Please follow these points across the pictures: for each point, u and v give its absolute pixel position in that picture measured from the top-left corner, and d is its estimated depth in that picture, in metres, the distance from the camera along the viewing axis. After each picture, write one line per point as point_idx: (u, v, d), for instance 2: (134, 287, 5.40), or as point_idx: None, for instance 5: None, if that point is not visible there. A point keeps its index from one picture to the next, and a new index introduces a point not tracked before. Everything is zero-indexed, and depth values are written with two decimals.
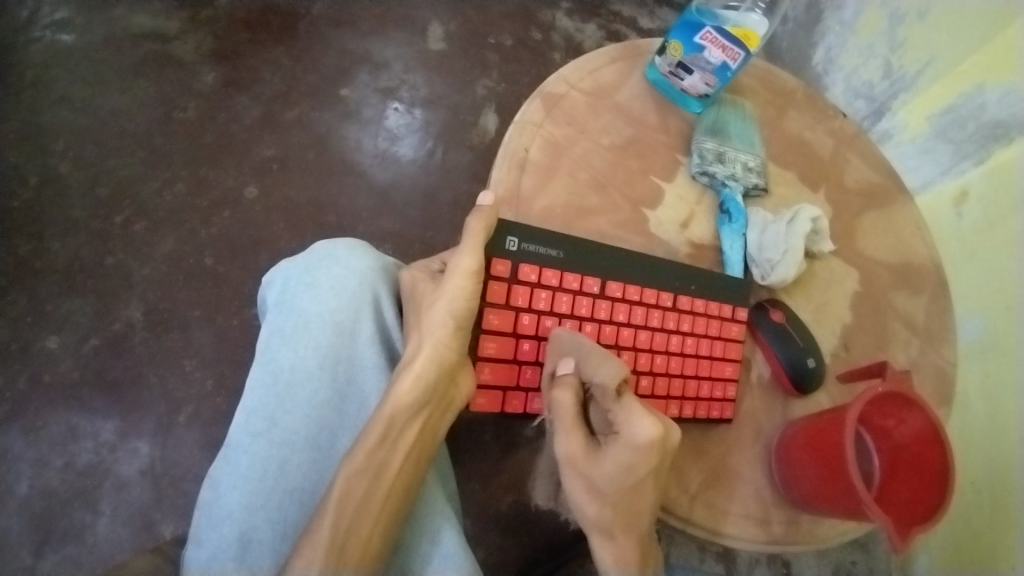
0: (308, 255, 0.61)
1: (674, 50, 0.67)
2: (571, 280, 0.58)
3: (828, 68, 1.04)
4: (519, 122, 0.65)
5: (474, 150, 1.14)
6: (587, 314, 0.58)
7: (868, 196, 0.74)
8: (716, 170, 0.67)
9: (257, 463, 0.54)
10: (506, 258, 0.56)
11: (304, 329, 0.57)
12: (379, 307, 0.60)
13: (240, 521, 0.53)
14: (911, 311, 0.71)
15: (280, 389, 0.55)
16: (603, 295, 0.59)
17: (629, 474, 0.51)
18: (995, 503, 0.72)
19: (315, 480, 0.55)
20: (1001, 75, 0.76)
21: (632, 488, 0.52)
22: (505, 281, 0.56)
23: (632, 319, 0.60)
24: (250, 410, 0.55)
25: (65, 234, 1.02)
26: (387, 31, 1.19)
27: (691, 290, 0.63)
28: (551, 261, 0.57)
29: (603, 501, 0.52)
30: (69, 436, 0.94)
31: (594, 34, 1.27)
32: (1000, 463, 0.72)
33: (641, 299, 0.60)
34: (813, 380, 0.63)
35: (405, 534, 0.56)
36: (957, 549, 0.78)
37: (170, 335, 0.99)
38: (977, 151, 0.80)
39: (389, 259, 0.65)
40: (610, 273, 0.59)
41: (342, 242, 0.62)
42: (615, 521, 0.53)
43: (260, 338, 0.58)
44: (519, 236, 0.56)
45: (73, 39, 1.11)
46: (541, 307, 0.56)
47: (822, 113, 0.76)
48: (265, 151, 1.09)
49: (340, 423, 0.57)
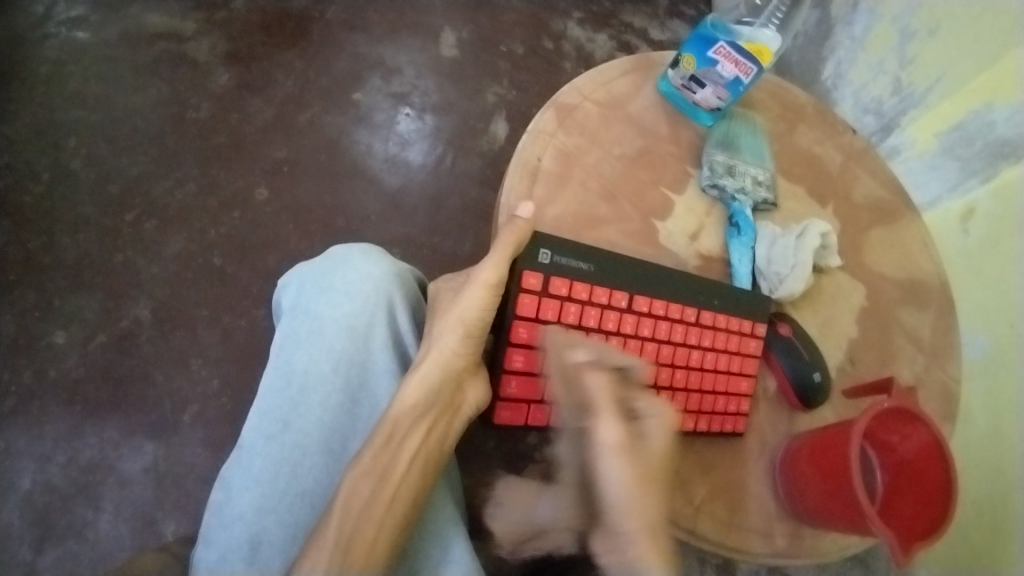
0: (324, 260, 0.61)
1: (687, 63, 0.67)
2: (601, 294, 0.58)
3: (836, 83, 1.05)
4: (531, 131, 0.66)
5: (483, 157, 1.15)
6: (613, 329, 0.59)
7: (877, 212, 0.74)
8: (727, 183, 0.67)
9: (270, 466, 0.54)
10: (538, 271, 0.56)
11: (318, 333, 0.58)
12: (393, 313, 0.60)
13: (252, 522, 0.53)
14: (917, 328, 0.71)
15: (293, 392, 0.56)
16: (631, 310, 0.59)
17: (679, 462, 0.45)
18: (995, 520, 0.72)
19: (326, 483, 0.55)
20: (1010, 94, 0.77)
21: (682, 491, 0.45)
22: (536, 295, 0.56)
23: (656, 335, 0.60)
24: (263, 412, 0.55)
25: (75, 230, 1.02)
26: (400, 37, 1.20)
27: (714, 306, 0.63)
28: (581, 275, 0.58)
29: (656, 500, 0.44)
30: (74, 432, 0.94)
31: (605, 45, 1.27)
32: (1002, 481, 0.72)
33: (666, 313, 0.61)
34: (819, 393, 0.63)
35: (413, 540, 0.56)
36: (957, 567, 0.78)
37: (177, 334, 1.00)
38: (985, 169, 0.81)
39: (405, 265, 0.65)
40: (638, 288, 0.60)
41: (357, 246, 0.62)
42: (671, 528, 0.43)
43: (274, 341, 0.59)
44: (553, 250, 0.57)
45: (89, 37, 1.12)
46: (569, 320, 0.57)
47: (832, 129, 0.76)
48: (275, 153, 1.10)
49: (351, 426, 0.57)
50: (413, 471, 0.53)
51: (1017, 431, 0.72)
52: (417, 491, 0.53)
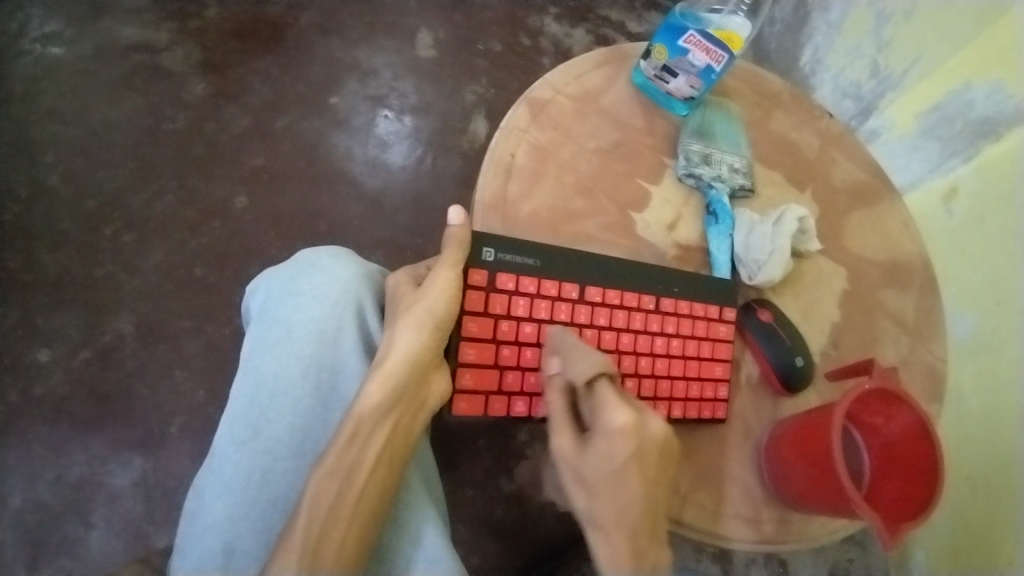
0: (292, 264, 0.61)
1: (659, 54, 0.67)
2: (550, 287, 0.58)
3: (816, 68, 1.08)
4: (505, 127, 0.65)
5: (463, 156, 1.15)
6: (567, 319, 0.58)
7: (855, 194, 0.74)
8: (703, 172, 0.67)
9: (240, 473, 0.53)
10: (482, 268, 0.56)
11: (287, 337, 0.57)
12: (362, 315, 0.59)
13: (224, 531, 0.52)
14: (899, 308, 0.71)
15: (262, 398, 0.55)
16: (584, 300, 0.59)
17: (610, 463, 0.49)
18: (992, 498, 0.72)
19: (299, 489, 0.54)
20: (988, 73, 0.77)
21: (626, 484, 0.49)
22: (482, 291, 0.56)
23: (614, 323, 0.60)
24: (233, 419, 0.55)
25: (55, 247, 1.02)
26: (377, 39, 1.19)
27: (674, 292, 0.62)
28: (528, 269, 0.57)
29: (602, 496, 0.50)
30: (62, 450, 0.94)
31: (583, 39, 1.27)
32: (996, 459, 0.72)
33: (622, 302, 0.60)
34: (802, 378, 0.63)
35: (385, 539, 0.56)
36: (955, 547, 0.78)
37: (161, 346, 0.99)
38: (967, 148, 0.80)
39: (374, 266, 0.64)
40: (590, 279, 0.59)
41: (326, 250, 0.62)
42: (609, 521, 0.50)
43: (244, 348, 0.58)
44: (496, 247, 0.57)
45: (64, 53, 1.11)
46: (519, 314, 0.56)
47: (808, 114, 0.76)
48: (254, 160, 1.09)
49: (323, 431, 0.56)
50: (380, 468, 0.53)
51: (1006, 407, 0.72)
52: (384, 489, 0.53)
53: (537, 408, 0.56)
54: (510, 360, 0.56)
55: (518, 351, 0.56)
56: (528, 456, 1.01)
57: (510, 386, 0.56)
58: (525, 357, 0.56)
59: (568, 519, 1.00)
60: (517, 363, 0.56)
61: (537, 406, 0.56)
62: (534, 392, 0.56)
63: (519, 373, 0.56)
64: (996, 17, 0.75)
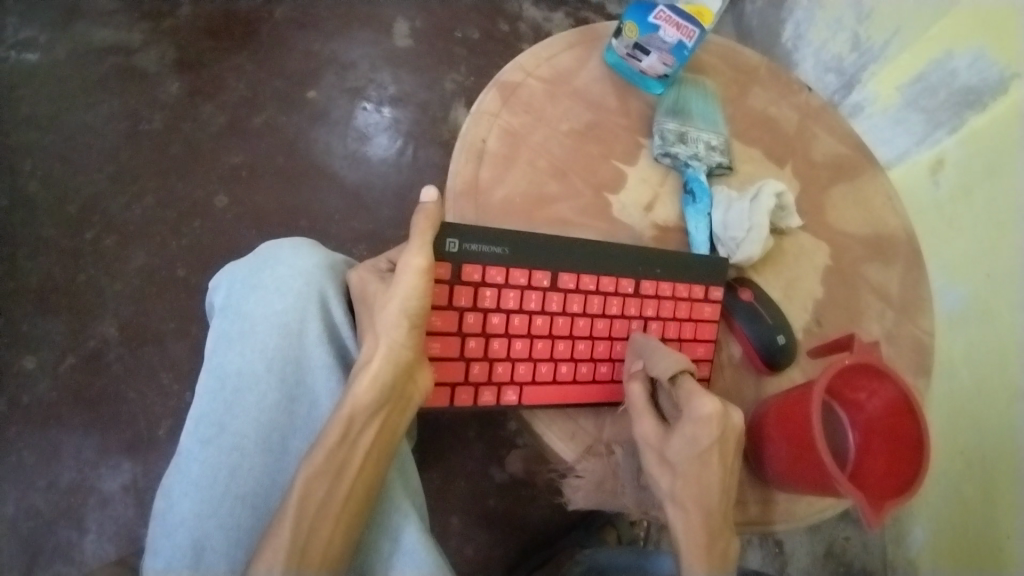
0: (252, 259, 0.60)
1: (629, 32, 0.65)
2: (520, 276, 0.57)
3: (797, 44, 1.07)
4: (475, 113, 0.64)
5: (444, 146, 1.14)
6: (537, 307, 0.58)
7: (837, 168, 0.73)
8: (679, 150, 0.66)
9: (208, 470, 0.53)
10: (447, 260, 0.55)
11: (250, 332, 0.56)
12: (326, 306, 0.59)
13: (194, 529, 0.52)
14: (884, 282, 0.70)
15: (227, 394, 0.55)
16: (555, 287, 0.58)
17: (694, 449, 0.52)
18: (988, 471, 0.72)
19: (270, 485, 0.54)
20: (969, 41, 0.75)
21: (707, 467, 0.53)
22: (448, 283, 0.55)
23: (587, 309, 0.59)
24: (199, 417, 0.54)
25: (36, 253, 1.01)
26: (353, 30, 1.18)
27: (657, 274, 0.62)
28: (497, 259, 0.56)
29: (684, 476, 0.53)
30: (51, 456, 0.93)
31: (562, 23, 1.26)
32: (989, 431, 0.72)
33: (597, 287, 0.60)
34: (784, 356, 0.62)
35: (367, 535, 0.55)
36: (953, 520, 0.78)
37: (147, 349, 0.98)
38: (951, 119, 0.79)
39: (338, 257, 0.64)
40: (562, 266, 0.59)
41: (287, 242, 0.61)
42: (688, 498, 0.53)
43: (207, 344, 0.58)
44: (462, 237, 0.56)
45: (37, 57, 1.09)
46: (486, 305, 0.56)
47: (787, 89, 0.75)
48: (232, 158, 1.08)
49: (292, 426, 0.56)
50: (367, 465, 0.52)
51: (997, 380, 0.72)
52: (370, 485, 0.52)
53: (505, 397, 0.57)
54: (476, 351, 0.56)
55: (485, 342, 0.56)
56: (518, 445, 1.01)
57: (477, 377, 0.56)
58: (491, 348, 0.57)
59: (561, 505, 1.01)
60: (483, 354, 0.57)
61: (504, 395, 0.57)
62: (502, 381, 0.57)
63: (485, 364, 0.56)
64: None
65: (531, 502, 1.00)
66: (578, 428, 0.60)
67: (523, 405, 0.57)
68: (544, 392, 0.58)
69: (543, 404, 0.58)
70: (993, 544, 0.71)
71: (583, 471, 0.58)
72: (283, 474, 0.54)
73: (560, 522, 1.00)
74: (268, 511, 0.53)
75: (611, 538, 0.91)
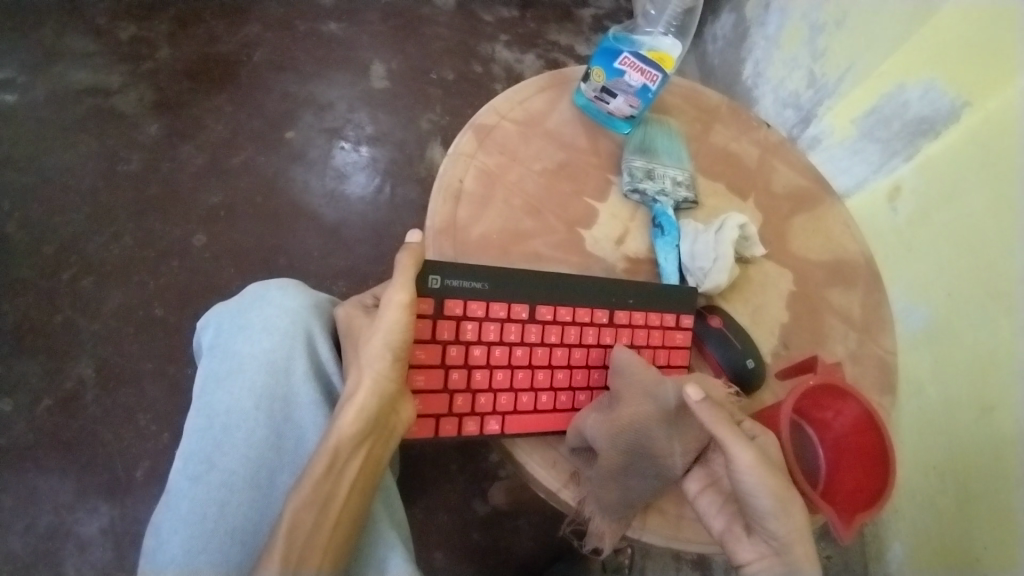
0: (240, 299, 0.62)
1: (597, 76, 0.69)
2: (499, 309, 0.59)
3: (757, 81, 1.14)
4: (452, 154, 0.67)
5: (422, 183, 1.17)
6: (516, 339, 0.60)
7: (797, 199, 0.77)
8: (647, 186, 0.70)
9: (197, 507, 0.53)
10: (430, 296, 0.57)
11: (238, 371, 0.58)
12: (312, 344, 0.60)
13: (183, 565, 0.52)
14: (846, 305, 0.74)
15: (216, 431, 0.56)
16: (533, 319, 0.61)
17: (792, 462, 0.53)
18: (960, 486, 0.72)
19: (258, 520, 0.54)
20: (917, 76, 0.80)
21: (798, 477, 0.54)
22: (430, 318, 0.57)
23: (564, 339, 0.61)
24: (188, 455, 0.55)
25: (13, 295, 1.00)
26: (330, 73, 1.21)
27: (629, 304, 0.64)
28: (477, 293, 0.59)
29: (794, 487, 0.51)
30: (28, 500, 0.91)
31: (533, 64, 1.31)
32: (960, 446, 0.72)
33: (573, 318, 0.62)
34: (755, 379, 0.65)
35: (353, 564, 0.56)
36: (931, 540, 0.77)
37: (124, 390, 0.98)
38: (906, 148, 0.83)
39: (324, 296, 0.65)
40: (539, 298, 0.61)
41: (273, 283, 0.63)
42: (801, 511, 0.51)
43: (196, 384, 0.59)
44: (444, 273, 0.58)
45: (16, 99, 1.10)
46: (468, 337, 0.58)
47: (747, 125, 0.79)
48: (212, 198, 1.10)
49: (279, 461, 0.56)
50: (354, 494, 0.53)
51: (967, 392, 0.72)
52: (357, 514, 0.53)
53: (489, 426, 0.58)
54: (459, 383, 0.58)
55: (467, 373, 0.58)
56: (500, 476, 1.02)
57: (460, 408, 0.58)
58: (474, 379, 0.58)
59: (545, 538, 1.01)
60: (466, 386, 0.58)
61: (487, 425, 0.58)
62: (485, 411, 0.58)
63: (468, 395, 0.58)
64: (925, 21, 0.79)
65: (514, 536, 1.01)
66: (559, 457, 0.61)
67: (506, 434, 0.59)
68: (525, 420, 0.59)
69: (525, 432, 0.59)
70: (971, 555, 0.70)
71: (565, 498, 0.59)
72: (269, 508, 0.55)
73: (546, 554, 1.00)
74: (257, 545, 0.53)
75: (596, 566, 0.92)
